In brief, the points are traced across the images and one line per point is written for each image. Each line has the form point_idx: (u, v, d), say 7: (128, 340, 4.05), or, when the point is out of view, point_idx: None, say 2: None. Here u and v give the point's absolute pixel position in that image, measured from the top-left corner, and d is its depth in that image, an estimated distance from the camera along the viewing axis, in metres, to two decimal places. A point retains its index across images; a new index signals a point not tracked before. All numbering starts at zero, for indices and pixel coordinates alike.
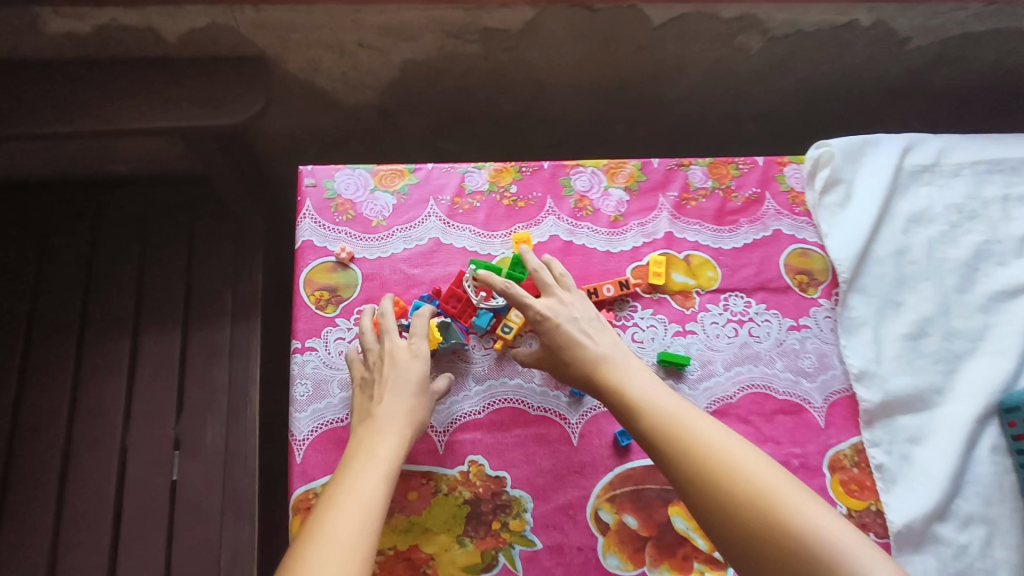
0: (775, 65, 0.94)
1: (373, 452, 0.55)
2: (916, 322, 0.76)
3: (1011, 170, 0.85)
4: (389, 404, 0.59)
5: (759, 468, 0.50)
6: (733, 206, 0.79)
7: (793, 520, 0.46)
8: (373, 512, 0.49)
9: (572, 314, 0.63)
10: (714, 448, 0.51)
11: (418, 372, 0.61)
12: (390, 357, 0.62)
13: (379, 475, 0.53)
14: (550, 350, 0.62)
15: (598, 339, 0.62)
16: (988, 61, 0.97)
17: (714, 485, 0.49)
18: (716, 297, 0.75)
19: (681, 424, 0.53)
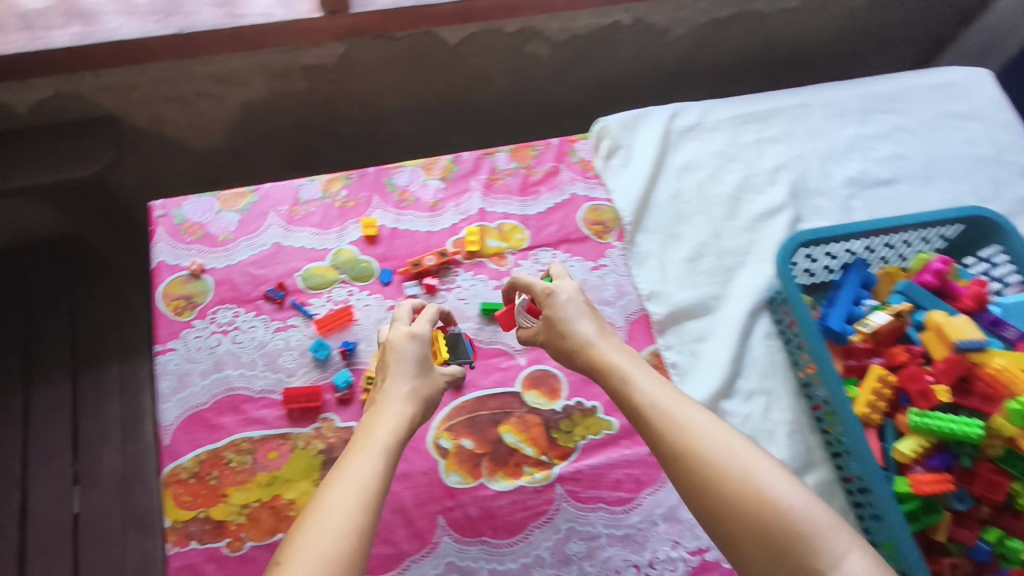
0: (566, 63, 1.11)
1: (373, 431, 0.60)
2: (693, 247, 0.92)
3: (760, 119, 1.03)
4: (393, 388, 0.64)
5: (749, 455, 0.55)
6: (534, 179, 0.94)
7: (772, 501, 0.52)
8: (370, 488, 0.54)
9: (577, 302, 0.71)
10: (711, 438, 0.57)
11: (416, 352, 0.67)
12: (391, 345, 0.68)
13: (380, 450, 0.58)
14: (553, 330, 0.71)
15: (591, 325, 0.70)
16: (741, 37, 1.18)
17: (695, 465, 0.55)
18: (526, 254, 0.89)
19: (672, 412, 0.59)
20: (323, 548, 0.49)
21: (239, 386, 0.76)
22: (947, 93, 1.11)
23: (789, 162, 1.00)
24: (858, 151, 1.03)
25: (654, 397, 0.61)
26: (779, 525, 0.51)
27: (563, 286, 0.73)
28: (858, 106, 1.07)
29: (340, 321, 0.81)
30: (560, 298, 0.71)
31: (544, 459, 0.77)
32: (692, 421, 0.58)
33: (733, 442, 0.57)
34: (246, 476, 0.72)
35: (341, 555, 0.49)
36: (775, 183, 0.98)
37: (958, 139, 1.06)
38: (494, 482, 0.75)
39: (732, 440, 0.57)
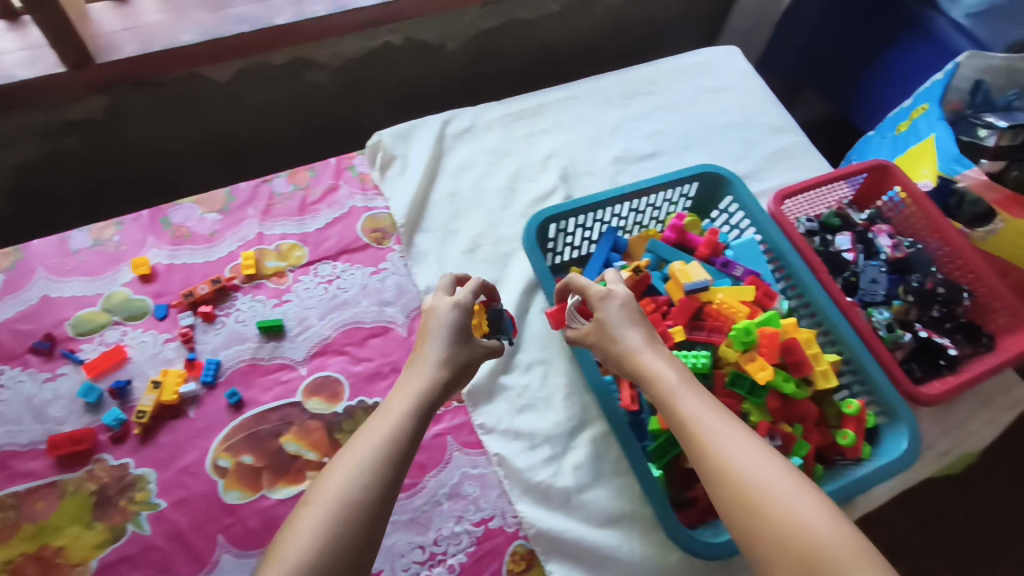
0: (350, 87, 1.17)
1: (408, 391, 0.68)
2: (470, 240, 0.97)
3: (530, 115, 1.11)
4: (425, 357, 0.71)
5: (779, 480, 0.56)
6: (313, 199, 0.98)
7: (800, 527, 0.53)
8: (389, 442, 0.62)
9: (629, 308, 0.72)
10: (733, 466, 0.58)
11: (449, 323, 0.73)
12: (432, 312, 0.75)
13: (372, 445, 0.62)
14: (607, 336, 0.72)
15: (631, 334, 0.71)
16: (518, 43, 1.27)
17: (733, 491, 0.57)
18: (306, 269, 0.92)
19: (712, 436, 0.60)
20: (343, 498, 0.57)
21: (6, 443, 0.76)
22: (700, 71, 1.23)
23: (559, 150, 1.08)
24: (622, 132, 1.13)
25: (699, 418, 0.62)
26: (804, 550, 0.52)
27: (617, 290, 0.74)
28: (620, 92, 1.17)
29: (112, 361, 0.82)
30: (604, 308, 0.73)
31: (327, 460, 0.79)
32: (721, 447, 0.59)
33: (767, 465, 0.58)
34: (10, 531, 0.71)
35: (351, 509, 0.57)
36: (546, 171, 1.06)
37: (711, 110, 1.18)
38: (275, 492, 0.76)
39: (761, 464, 0.58)
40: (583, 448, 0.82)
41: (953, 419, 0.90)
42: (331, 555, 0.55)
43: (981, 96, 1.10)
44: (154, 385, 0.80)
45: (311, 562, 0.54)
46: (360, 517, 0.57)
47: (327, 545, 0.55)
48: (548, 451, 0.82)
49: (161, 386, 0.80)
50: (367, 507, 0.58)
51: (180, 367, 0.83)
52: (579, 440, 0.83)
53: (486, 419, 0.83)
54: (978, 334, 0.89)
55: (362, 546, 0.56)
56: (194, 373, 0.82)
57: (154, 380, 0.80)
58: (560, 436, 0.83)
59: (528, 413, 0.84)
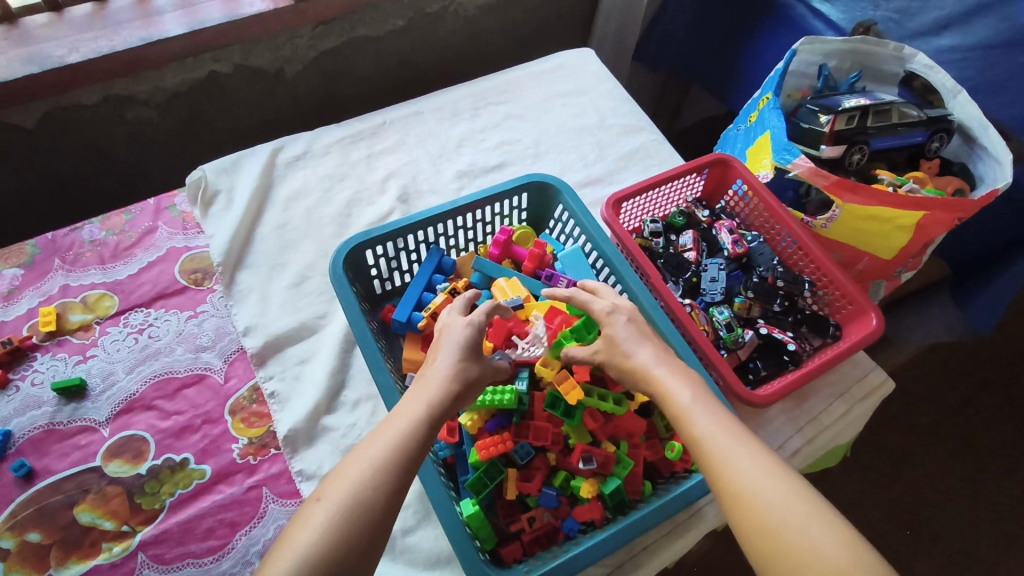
0: (185, 121, 1.12)
1: (423, 394, 0.63)
2: (297, 272, 0.92)
3: (370, 136, 1.08)
4: (434, 369, 0.65)
5: (802, 507, 0.52)
6: (127, 244, 0.93)
7: (825, 557, 0.49)
8: (409, 439, 0.59)
9: (634, 324, 0.69)
10: (758, 487, 0.54)
11: (466, 335, 0.68)
12: (445, 327, 0.69)
13: (359, 475, 0.56)
14: (612, 354, 0.68)
15: (643, 349, 0.67)
16: (369, 62, 1.22)
17: (753, 519, 0.52)
18: (116, 320, 0.86)
19: (729, 459, 0.56)
20: (350, 497, 0.54)
21: None
22: (554, 76, 1.19)
23: (399, 169, 1.04)
24: (469, 145, 1.09)
25: (716, 439, 0.58)
26: None
27: (622, 304, 0.71)
28: (468, 104, 1.14)
29: None
30: (613, 324, 0.69)
31: (126, 529, 0.72)
32: (739, 470, 0.55)
33: (789, 489, 0.54)
34: None
35: (356, 508, 0.54)
36: (385, 192, 1.02)
37: (566, 114, 1.15)
38: (64, 570, 0.70)
39: (784, 490, 0.53)
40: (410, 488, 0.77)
41: (805, 413, 0.84)
42: (335, 559, 0.51)
43: (824, 81, 1.06)
44: None
45: (307, 563, 0.51)
46: (368, 520, 0.54)
47: (329, 548, 0.51)
48: None
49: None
50: (374, 508, 0.54)
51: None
52: None
53: (306, 465, 0.77)
54: (822, 324, 0.86)
55: (367, 549, 0.53)
56: None
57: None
58: None
59: None
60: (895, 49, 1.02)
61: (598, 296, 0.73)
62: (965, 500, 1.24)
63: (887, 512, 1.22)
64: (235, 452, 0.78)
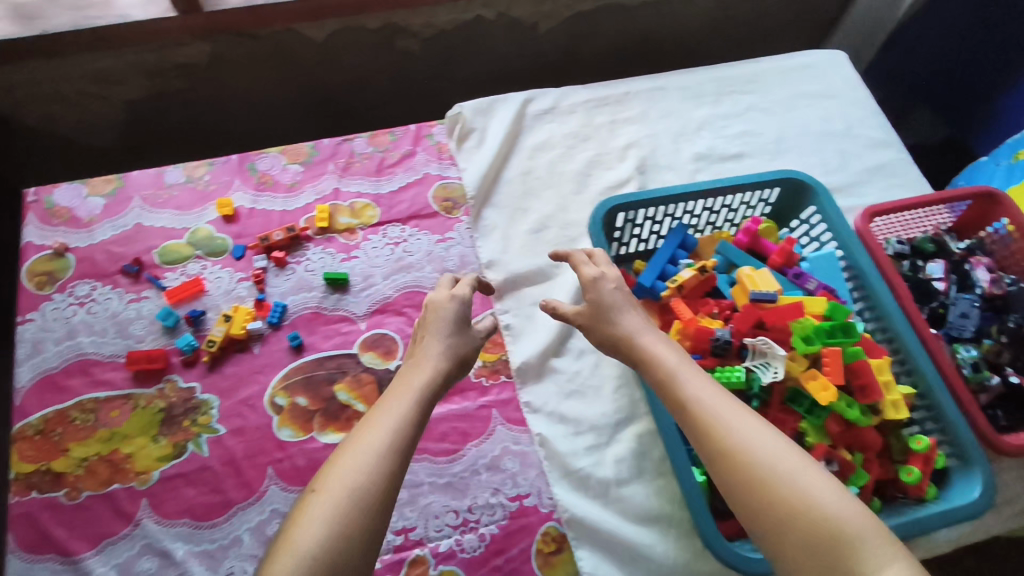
0: (441, 57, 1.18)
1: (410, 381, 0.66)
2: (537, 220, 0.97)
3: (615, 103, 1.10)
4: (431, 346, 0.70)
5: (791, 462, 0.56)
6: (390, 162, 1.00)
7: (818, 503, 0.53)
8: (405, 424, 0.61)
9: (621, 290, 0.74)
10: (750, 443, 0.58)
11: (460, 311, 0.73)
12: (432, 304, 0.74)
13: (364, 462, 0.56)
14: (600, 320, 0.73)
15: (631, 320, 0.72)
16: (613, 29, 1.24)
17: (744, 468, 0.57)
18: (376, 229, 0.95)
19: (720, 417, 0.60)
20: (352, 489, 0.54)
21: (90, 351, 0.82)
22: (802, 75, 1.16)
23: (640, 140, 1.06)
24: (709, 129, 1.09)
25: (702, 400, 0.62)
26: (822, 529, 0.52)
27: (608, 272, 0.76)
28: (712, 88, 1.13)
29: (191, 292, 0.86)
30: (597, 287, 0.74)
31: None
32: (732, 426, 0.59)
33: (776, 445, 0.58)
34: (89, 432, 0.77)
35: (353, 499, 0.53)
36: (625, 159, 1.04)
37: (811, 116, 1.12)
38: (324, 436, 0.80)
39: (772, 447, 0.57)
40: (626, 443, 0.82)
41: None
42: (342, 549, 0.51)
43: None
44: (225, 317, 0.84)
45: (315, 561, 0.50)
46: (370, 508, 0.54)
47: (333, 539, 0.51)
48: (591, 440, 0.82)
49: (230, 319, 0.84)
50: (375, 495, 0.54)
51: (250, 306, 0.87)
52: (623, 434, 0.83)
53: (533, 399, 0.84)
54: None
55: (370, 547, 0.53)
56: (262, 313, 0.86)
57: (225, 314, 0.84)
58: (606, 426, 0.83)
59: (576, 399, 0.85)
60: None
61: (592, 261, 0.78)
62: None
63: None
64: (470, 370, 0.85)
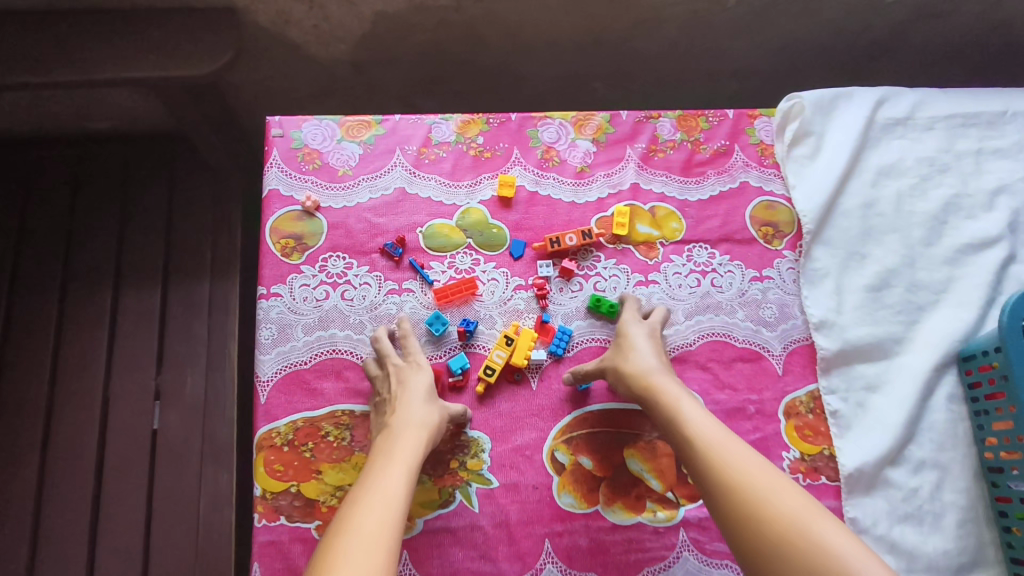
0: (754, 16, 0.92)
1: (388, 449, 0.56)
2: (879, 273, 0.76)
3: (986, 123, 0.84)
4: (402, 415, 0.59)
5: (790, 496, 0.50)
6: (700, 158, 0.79)
7: (823, 539, 0.46)
8: (398, 495, 0.51)
9: (649, 337, 0.66)
10: (754, 471, 0.52)
11: (428, 381, 0.62)
12: (399, 373, 0.63)
13: (368, 525, 0.47)
14: (618, 355, 0.65)
15: (653, 355, 0.64)
16: (974, 13, 0.95)
17: (743, 501, 0.50)
18: (680, 249, 0.75)
19: (721, 443, 0.54)
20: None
21: (345, 349, 0.68)
22: None
23: (1014, 184, 0.82)
24: None
25: (704, 429, 0.56)
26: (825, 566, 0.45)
27: (637, 322, 0.68)
28: None
29: (462, 294, 0.70)
30: (634, 329, 0.67)
31: (670, 496, 0.66)
32: (733, 454, 0.53)
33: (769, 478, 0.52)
34: (343, 455, 0.64)
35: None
36: (993, 208, 0.80)
37: None
38: (610, 513, 0.65)
39: (776, 481, 0.51)
40: None
41: None
42: None
43: None
44: (506, 340, 0.68)
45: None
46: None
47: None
48: None
49: (511, 345, 0.68)
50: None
51: (530, 326, 0.70)
52: None
53: (861, 516, 0.68)
54: None
55: None
56: (542, 338, 0.70)
57: (506, 336, 0.68)
58: (946, 570, 0.65)
59: (910, 525, 0.67)
60: None
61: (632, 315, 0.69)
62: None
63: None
64: (785, 461, 0.70)
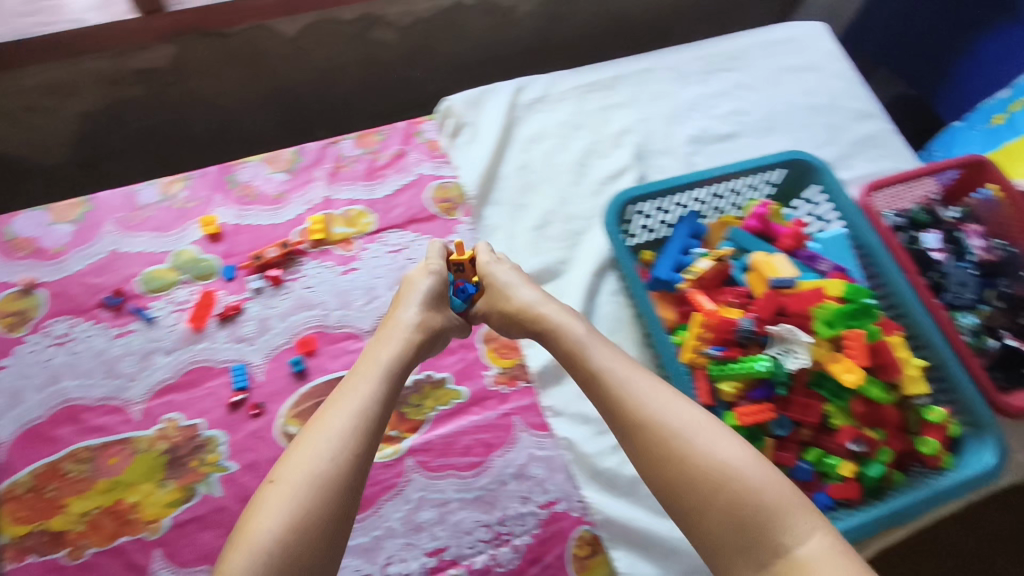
0: (416, 49, 1.12)
1: (375, 359, 0.68)
2: (540, 215, 0.94)
3: (604, 87, 1.07)
4: (399, 317, 0.73)
5: (701, 432, 0.59)
6: (380, 164, 0.95)
7: (729, 472, 0.56)
8: (358, 418, 0.61)
9: (516, 272, 0.78)
10: (671, 414, 0.60)
11: (433, 285, 0.77)
12: (408, 279, 0.78)
13: (325, 449, 0.59)
14: (497, 297, 0.77)
15: (529, 289, 0.76)
16: (590, 10, 1.20)
17: (664, 444, 0.59)
18: (374, 237, 0.90)
19: (630, 390, 0.63)
20: (309, 479, 0.57)
21: (77, 397, 0.75)
22: (783, 49, 1.15)
23: (634, 126, 1.04)
24: (699, 110, 1.07)
25: (613, 373, 0.65)
26: (740, 497, 0.54)
27: (504, 263, 0.79)
28: (699, 67, 1.11)
29: (205, 305, 0.82)
30: (497, 269, 0.78)
31: (394, 434, 0.78)
32: (647, 396, 0.62)
33: (687, 415, 0.61)
34: (86, 485, 0.71)
35: (307, 508, 0.55)
36: (619, 146, 1.02)
37: (795, 91, 1.11)
38: None
39: (684, 417, 0.60)
40: None
41: None
42: (298, 537, 0.54)
43: None
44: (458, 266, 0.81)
45: (272, 545, 0.53)
46: (331, 498, 0.56)
47: (300, 525, 0.54)
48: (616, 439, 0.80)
49: (463, 267, 0.81)
50: (316, 503, 0.56)
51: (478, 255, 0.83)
52: None
53: (555, 402, 0.82)
54: None
55: (327, 545, 0.55)
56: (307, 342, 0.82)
57: (456, 262, 0.81)
58: None
59: None
60: None
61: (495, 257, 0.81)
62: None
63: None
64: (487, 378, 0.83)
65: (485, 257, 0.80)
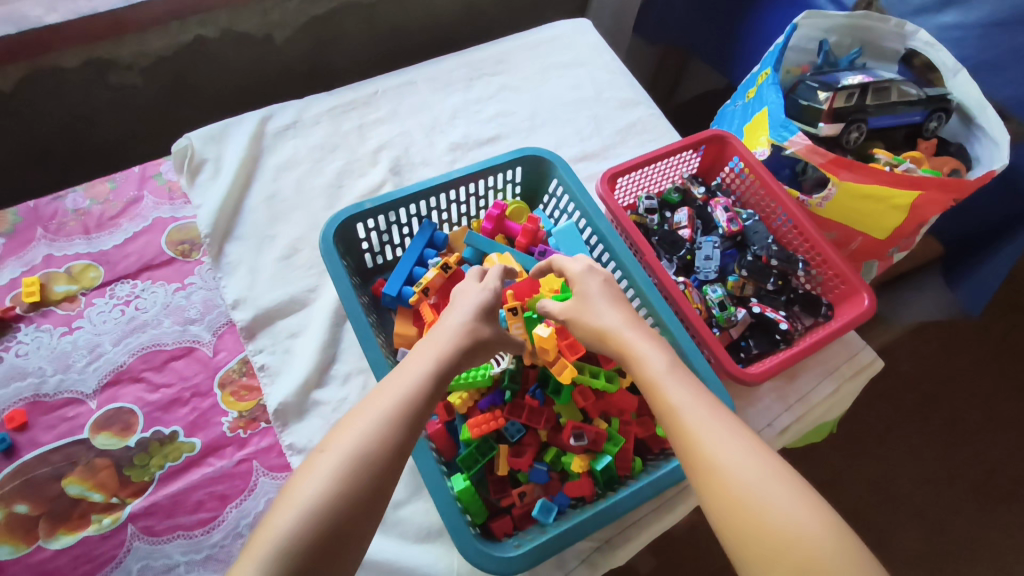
0: (170, 88, 1.08)
1: (421, 354, 0.63)
2: (287, 244, 0.91)
3: (362, 105, 1.04)
4: (448, 323, 0.67)
5: (776, 488, 0.51)
6: (111, 214, 0.90)
7: (798, 543, 0.48)
8: (369, 451, 0.54)
9: (605, 285, 0.71)
10: (739, 466, 0.53)
11: (483, 299, 0.69)
12: (459, 291, 0.71)
13: (328, 481, 0.52)
14: (581, 308, 0.70)
15: (611, 311, 0.68)
16: (359, 28, 1.17)
17: (733, 500, 0.51)
18: (101, 291, 0.85)
19: (702, 429, 0.56)
20: (353, 455, 0.54)
21: None
22: (551, 47, 1.16)
23: (392, 141, 1.02)
24: (463, 117, 1.06)
25: (684, 408, 0.58)
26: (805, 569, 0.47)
27: (586, 271, 0.73)
28: (463, 74, 1.10)
29: None
30: (585, 280, 0.72)
31: (115, 501, 0.73)
32: (711, 440, 0.55)
33: (763, 467, 0.53)
34: None
35: (291, 546, 0.49)
36: (377, 163, 1.00)
37: (562, 87, 1.12)
38: (54, 541, 0.70)
39: (763, 469, 0.52)
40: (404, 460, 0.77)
41: (795, 391, 0.88)
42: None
43: (824, 57, 1.01)
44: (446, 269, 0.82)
45: (313, 515, 0.50)
46: (371, 475, 0.53)
47: (339, 496, 0.51)
48: None
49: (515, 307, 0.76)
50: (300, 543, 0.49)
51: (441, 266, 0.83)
52: None
53: (296, 439, 0.77)
54: (815, 304, 0.88)
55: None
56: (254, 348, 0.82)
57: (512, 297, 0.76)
58: None
59: None
60: (895, 26, 0.97)
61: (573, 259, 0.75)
62: (964, 494, 1.23)
63: (869, 505, 1.20)
64: (224, 425, 0.78)
65: (576, 262, 0.74)
